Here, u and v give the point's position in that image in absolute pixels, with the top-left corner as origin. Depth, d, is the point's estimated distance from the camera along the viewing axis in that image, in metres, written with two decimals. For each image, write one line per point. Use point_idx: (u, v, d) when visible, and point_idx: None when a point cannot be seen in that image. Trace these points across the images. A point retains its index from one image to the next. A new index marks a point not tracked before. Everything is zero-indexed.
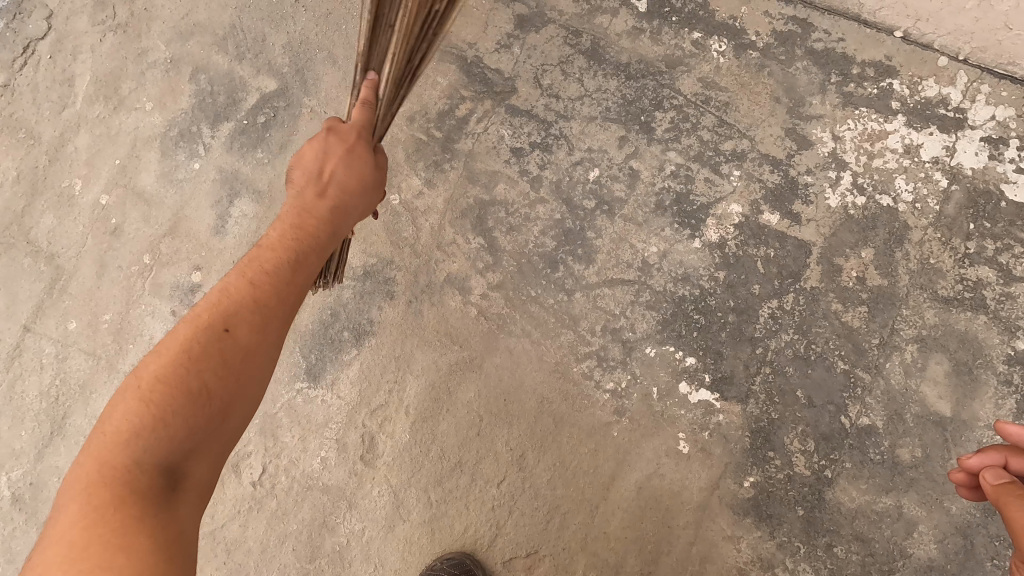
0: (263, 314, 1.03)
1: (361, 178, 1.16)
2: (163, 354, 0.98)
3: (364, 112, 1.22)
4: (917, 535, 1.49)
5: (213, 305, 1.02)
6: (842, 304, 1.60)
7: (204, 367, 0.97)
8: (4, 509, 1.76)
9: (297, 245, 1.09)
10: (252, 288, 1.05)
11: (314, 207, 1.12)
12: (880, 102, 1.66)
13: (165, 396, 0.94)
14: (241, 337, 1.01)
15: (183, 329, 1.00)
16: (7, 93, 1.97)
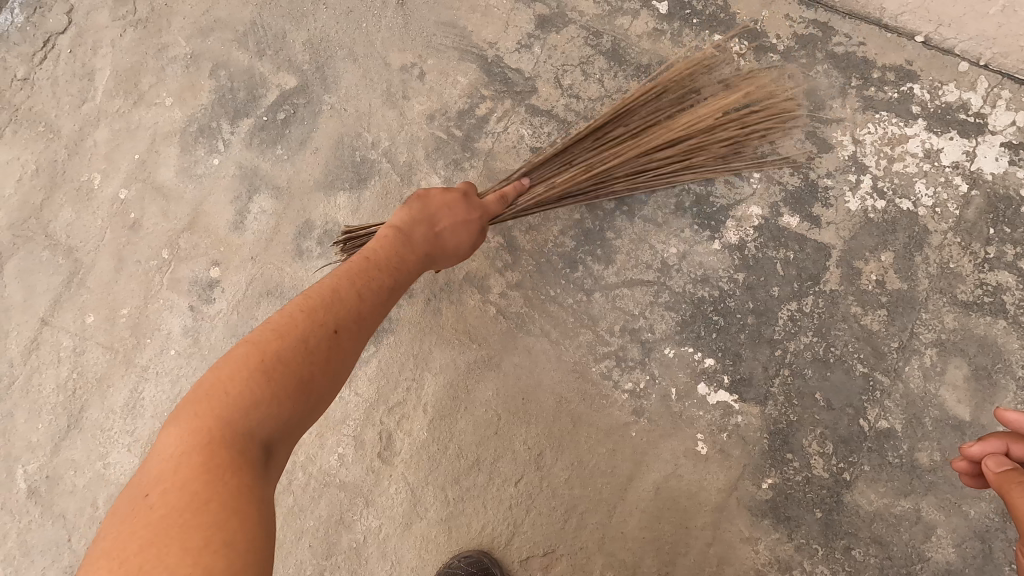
0: (371, 319, 1.26)
1: (461, 243, 1.46)
2: (284, 340, 1.10)
3: (495, 207, 1.53)
4: (936, 539, 1.49)
5: (331, 308, 1.18)
6: (861, 307, 1.60)
7: (317, 360, 1.12)
8: (20, 501, 1.77)
9: (400, 272, 1.35)
10: (358, 296, 1.24)
11: (417, 242, 1.41)
12: (901, 107, 1.67)
13: (285, 378, 1.07)
14: (349, 340, 1.18)
15: (299, 322, 1.14)
16: (27, 86, 1.98)
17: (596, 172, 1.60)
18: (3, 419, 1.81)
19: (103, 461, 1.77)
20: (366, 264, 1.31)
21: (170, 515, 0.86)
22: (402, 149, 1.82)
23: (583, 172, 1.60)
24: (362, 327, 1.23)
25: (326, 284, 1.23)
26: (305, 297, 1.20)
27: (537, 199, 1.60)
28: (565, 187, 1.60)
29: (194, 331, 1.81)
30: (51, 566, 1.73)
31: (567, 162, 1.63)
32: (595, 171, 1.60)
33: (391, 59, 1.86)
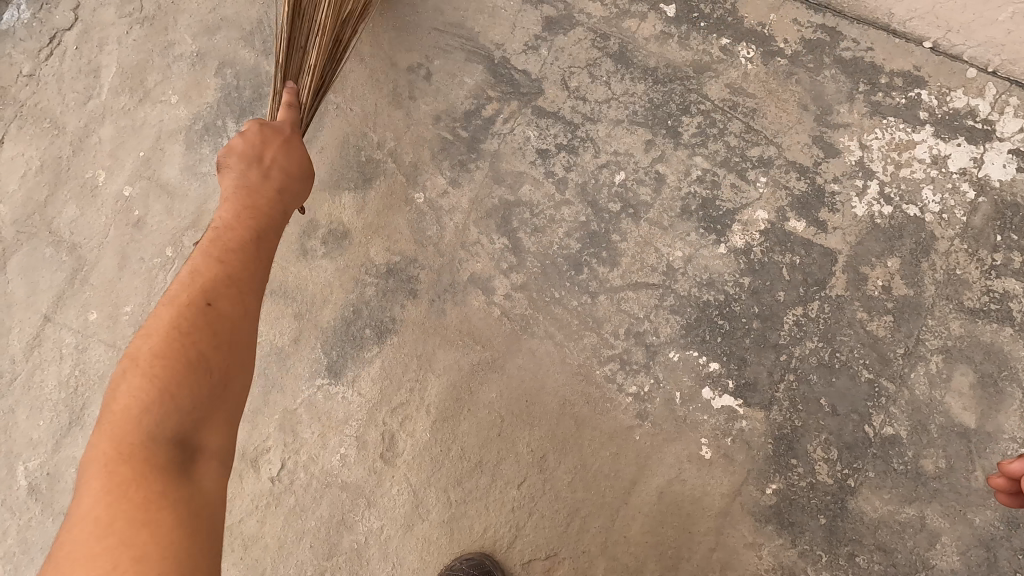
0: (250, 278, 1.21)
1: (295, 165, 1.38)
2: (154, 337, 1.09)
3: (290, 113, 1.45)
4: (940, 547, 1.48)
5: (190, 287, 1.15)
6: (867, 313, 1.59)
7: (196, 338, 1.09)
8: (20, 499, 1.76)
9: (256, 225, 1.28)
10: (222, 265, 1.19)
11: (262, 190, 1.33)
12: (908, 112, 1.66)
13: (166, 370, 1.06)
14: (226, 305, 1.15)
15: (166, 313, 1.11)
16: (32, 82, 1.97)
17: (319, 59, 1.57)
18: (4, 416, 1.80)
19: None
20: (217, 232, 1.25)
21: (82, 542, 0.89)
22: (407, 149, 1.82)
23: (311, 67, 1.56)
24: (243, 288, 1.19)
25: (186, 269, 1.19)
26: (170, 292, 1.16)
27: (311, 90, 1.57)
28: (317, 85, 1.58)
29: None
30: None
31: (302, 47, 1.57)
32: (319, 59, 1.57)
33: (397, 59, 1.86)
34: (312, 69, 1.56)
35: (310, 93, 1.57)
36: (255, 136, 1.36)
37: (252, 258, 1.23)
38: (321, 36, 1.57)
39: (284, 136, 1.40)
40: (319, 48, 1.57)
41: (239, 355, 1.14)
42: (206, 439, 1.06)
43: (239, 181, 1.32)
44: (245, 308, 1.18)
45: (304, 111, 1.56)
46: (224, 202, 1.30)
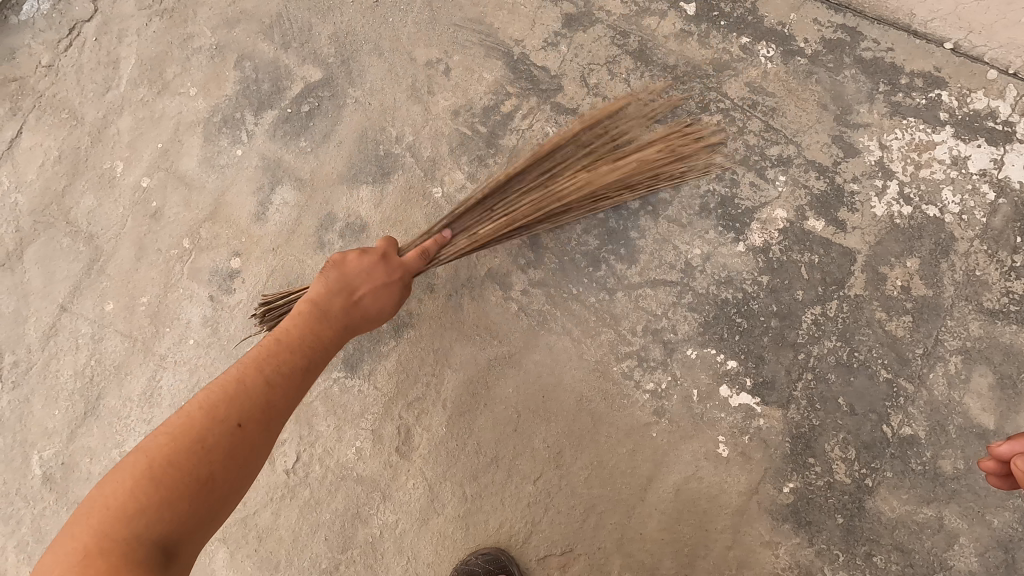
0: (284, 407, 1.27)
1: (383, 309, 1.45)
2: (176, 438, 1.13)
3: (416, 261, 1.51)
4: (958, 548, 1.48)
5: (234, 401, 1.20)
6: (886, 313, 1.59)
7: (213, 458, 1.13)
8: (35, 488, 1.76)
9: (313, 349, 1.35)
10: (265, 387, 1.25)
11: (334, 314, 1.40)
12: (928, 113, 1.66)
13: (177, 475, 1.09)
14: (252, 429, 1.20)
15: (197, 416, 1.17)
16: (51, 73, 1.98)
17: (520, 220, 1.58)
18: (20, 405, 1.80)
19: (118, 449, 1.76)
20: (277, 346, 1.32)
21: None
22: (426, 144, 1.82)
23: (518, 223, 1.58)
24: (273, 417, 1.24)
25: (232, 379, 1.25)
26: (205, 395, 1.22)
27: (478, 241, 1.59)
28: (504, 229, 1.58)
29: (213, 321, 1.80)
30: None
31: (488, 208, 1.60)
32: (518, 221, 1.58)
33: (416, 54, 1.87)
34: (470, 238, 1.58)
35: (453, 256, 1.59)
36: (364, 263, 1.44)
37: (297, 386, 1.30)
38: (542, 205, 1.57)
39: (389, 267, 1.46)
40: (539, 211, 1.58)
41: (241, 477, 1.18)
42: (183, 553, 1.07)
43: (319, 297, 1.40)
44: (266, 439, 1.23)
45: (466, 246, 1.59)
46: (297, 309, 1.39)
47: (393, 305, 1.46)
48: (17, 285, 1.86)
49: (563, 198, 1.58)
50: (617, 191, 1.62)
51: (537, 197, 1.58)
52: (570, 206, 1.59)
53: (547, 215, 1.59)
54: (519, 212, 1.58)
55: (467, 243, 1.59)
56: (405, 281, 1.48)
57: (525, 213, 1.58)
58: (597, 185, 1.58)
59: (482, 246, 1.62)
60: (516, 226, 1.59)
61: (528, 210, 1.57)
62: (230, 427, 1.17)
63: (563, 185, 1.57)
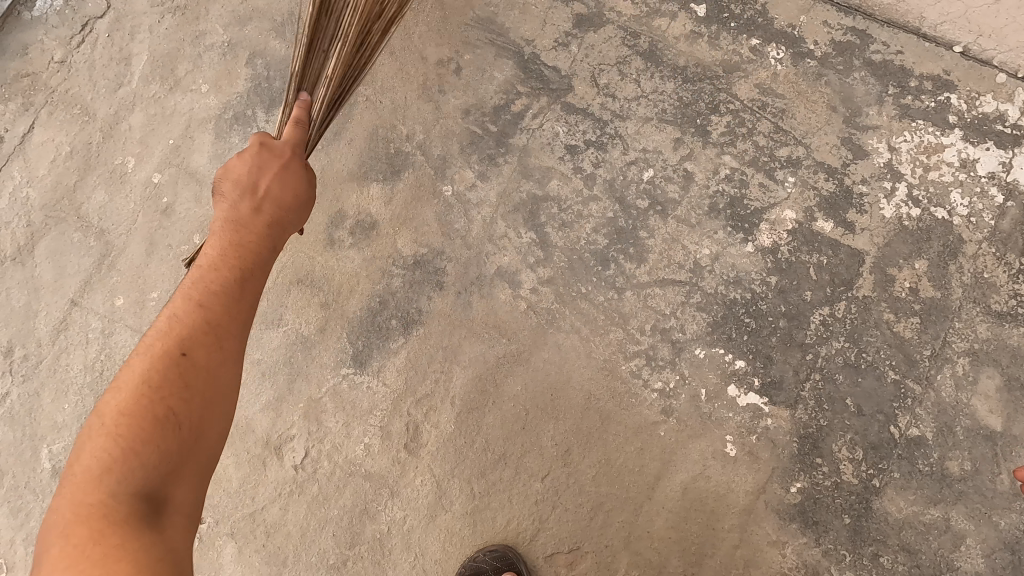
0: (237, 320, 1.09)
1: (299, 190, 1.23)
2: (125, 390, 0.99)
3: (296, 131, 1.30)
4: (965, 549, 1.48)
5: (168, 334, 1.04)
6: (894, 314, 1.60)
7: (167, 391, 0.99)
8: (45, 481, 1.76)
9: (241, 260, 1.13)
10: (200, 309, 1.06)
11: (252, 221, 1.17)
12: (937, 116, 1.67)
13: (133, 424, 0.96)
14: (199, 354, 1.03)
15: (139, 363, 1.01)
16: (64, 68, 1.99)
17: (342, 64, 1.35)
18: (30, 399, 1.81)
19: None
20: (198, 272, 1.11)
21: None
22: (436, 142, 1.83)
23: (339, 76, 1.36)
24: (223, 334, 1.07)
25: (162, 316, 1.07)
26: (143, 341, 1.05)
27: (327, 97, 1.37)
28: (330, 87, 1.36)
29: None
30: None
31: (323, 51, 1.36)
32: (341, 58, 1.35)
33: (427, 53, 1.87)
34: (329, 81, 1.35)
35: (323, 109, 1.37)
36: (250, 160, 1.21)
37: (242, 299, 1.11)
38: (347, 43, 1.34)
39: (286, 156, 1.25)
40: (343, 56, 1.35)
41: (216, 406, 1.03)
42: (176, 498, 0.95)
43: (228, 210, 1.17)
44: (226, 356, 1.06)
45: (325, 114, 1.38)
46: (212, 233, 1.16)
47: (307, 191, 1.25)
48: (28, 279, 1.87)
49: (372, 13, 1.36)
50: (391, 14, 1.41)
51: (331, 39, 1.36)
52: (368, 40, 1.38)
53: (343, 54, 1.35)
54: (339, 59, 1.35)
55: (328, 113, 1.39)
56: (301, 166, 1.26)
57: (338, 66, 1.35)
58: (373, 2, 1.35)
59: (333, 108, 1.40)
60: (339, 79, 1.36)
61: (339, 51, 1.35)
62: (173, 359, 1.01)
63: (341, 19, 1.34)
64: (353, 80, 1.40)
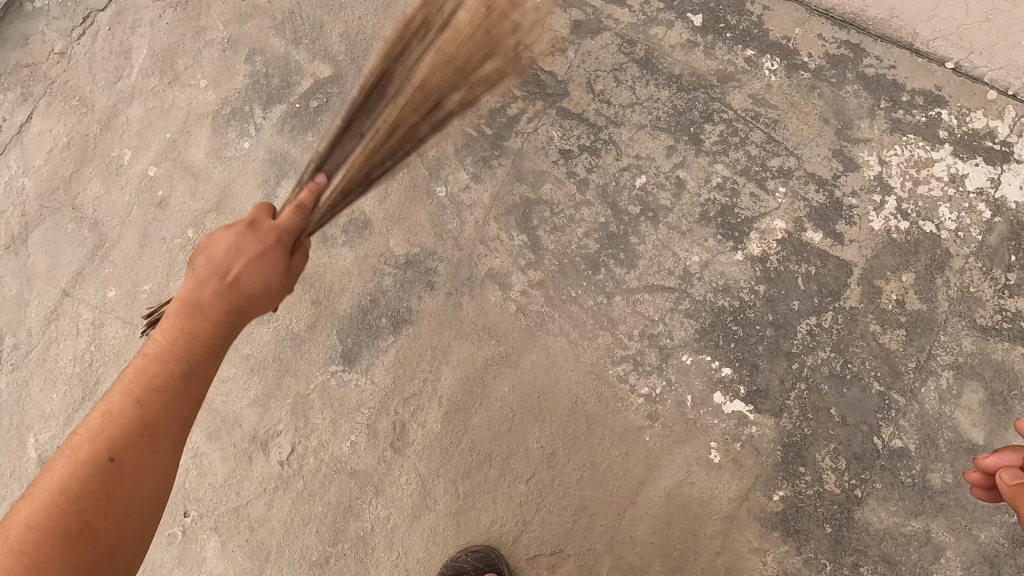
0: (176, 421, 1.00)
1: (270, 283, 1.07)
2: (39, 500, 0.93)
3: (295, 216, 1.15)
4: (945, 561, 1.49)
5: (96, 437, 0.97)
6: (880, 326, 1.61)
7: (85, 503, 0.93)
8: (29, 470, 1.75)
9: (192, 356, 1.02)
10: (137, 410, 0.98)
11: (209, 306, 1.03)
12: (928, 131, 1.69)
13: (44, 538, 0.91)
14: (125, 459, 0.96)
15: (61, 467, 0.96)
16: (64, 60, 2.00)
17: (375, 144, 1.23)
18: (18, 387, 1.80)
19: None
20: (145, 360, 1.02)
21: None
22: (431, 143, 1.84)
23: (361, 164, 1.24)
24: (157, 441, 0.98)
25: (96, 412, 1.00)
26: (71, 439, 1.00)
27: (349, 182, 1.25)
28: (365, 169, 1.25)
29: None
30: None
31: (358, 132, 1.26)
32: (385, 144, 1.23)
33: None
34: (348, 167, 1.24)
35: (332, 201, 1.25)
36: (226, 240, 1.05)
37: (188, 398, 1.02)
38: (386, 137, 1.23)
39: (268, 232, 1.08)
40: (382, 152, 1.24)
41: (137, 519, 0.97)
42: None
43: (189, 291, 1.04)
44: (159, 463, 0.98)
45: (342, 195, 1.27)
46: (166, 319, 1.05)
47: (287, 276, 1.11)
48: (21, 268, 1.88)
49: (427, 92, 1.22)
50: (442, 113, 1.26)
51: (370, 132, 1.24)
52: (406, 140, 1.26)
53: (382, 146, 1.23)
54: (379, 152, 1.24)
55: (340, 196, 1.26)
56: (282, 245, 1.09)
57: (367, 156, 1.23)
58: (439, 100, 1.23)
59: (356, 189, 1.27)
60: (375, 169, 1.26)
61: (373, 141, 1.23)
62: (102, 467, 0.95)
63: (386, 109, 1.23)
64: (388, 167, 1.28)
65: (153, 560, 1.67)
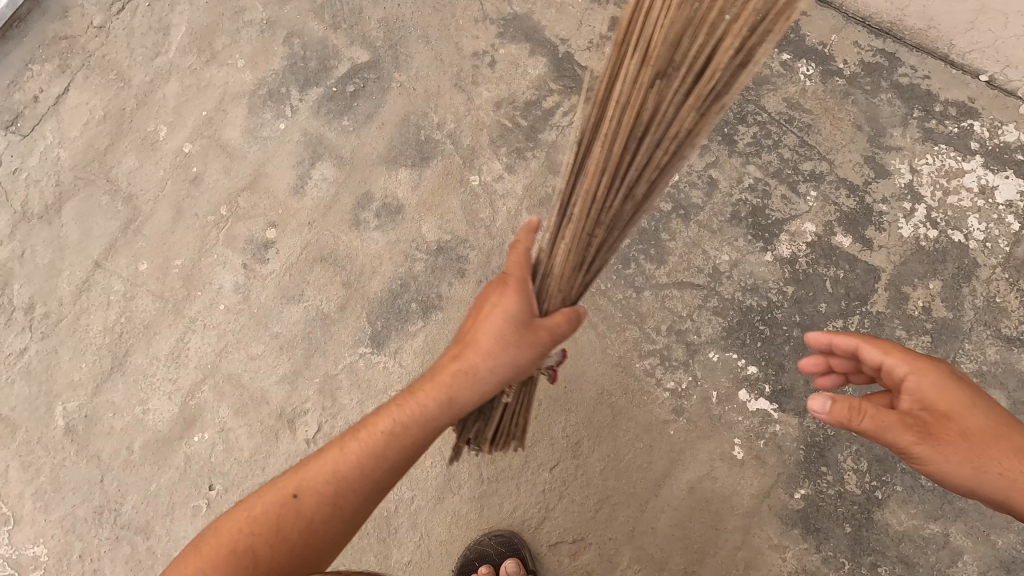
0: (367, 480, 1.05)
1: (497, 362, 1.03)
2: (245, 510, 1.05)
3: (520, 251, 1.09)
4: (962, 565, 1.51)
5: (297, 472, 1.07)
6: (906, 332, 1.63)
7: (261, 528, 1.02)
8: (56, 438, 1.76)
9: (406, 423, 1.05)
10: (339, 459, 1.05)
11: (441, 374, 1.06)
12: (960, 142, 1.71)
13: (225, 548, 1.01)
14: (310, 501, 1.04)
15: (272, 485, 1.07)
16: (102, 34, 2.03)
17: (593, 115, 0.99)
18: (47, 355, 1.81)
19: (142, 407, 1.77)
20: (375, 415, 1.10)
21: None
22: (467, 132, 1.85)
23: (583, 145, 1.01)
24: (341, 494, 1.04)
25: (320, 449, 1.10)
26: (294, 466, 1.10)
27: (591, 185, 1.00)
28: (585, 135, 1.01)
29: (244, 288, 1.81)
30: (80, 505, 1.72)
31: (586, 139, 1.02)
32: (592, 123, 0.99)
33: (463, 45, 1.92)
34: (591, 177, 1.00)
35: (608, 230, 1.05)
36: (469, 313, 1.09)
37: (389, 454, 1.05)
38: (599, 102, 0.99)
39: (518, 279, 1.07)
40: (610, 134, 0.96)
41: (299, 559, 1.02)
42: None
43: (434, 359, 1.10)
44: (334, 513, 1.04)
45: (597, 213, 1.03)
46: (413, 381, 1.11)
47: (509, 328, 1.03)
48: (54, 238, 1.89)
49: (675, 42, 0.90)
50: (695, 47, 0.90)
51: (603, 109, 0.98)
52: (617, 124, 0.95)
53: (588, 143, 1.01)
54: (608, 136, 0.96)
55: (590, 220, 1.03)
56: (518, 292, 1.05)
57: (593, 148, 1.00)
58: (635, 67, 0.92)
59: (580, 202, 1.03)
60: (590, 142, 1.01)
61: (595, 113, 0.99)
62: (285, 502, 1.04)
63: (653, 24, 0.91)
64: (619, 162, 0.98)
65: (177, 531, 1.69)
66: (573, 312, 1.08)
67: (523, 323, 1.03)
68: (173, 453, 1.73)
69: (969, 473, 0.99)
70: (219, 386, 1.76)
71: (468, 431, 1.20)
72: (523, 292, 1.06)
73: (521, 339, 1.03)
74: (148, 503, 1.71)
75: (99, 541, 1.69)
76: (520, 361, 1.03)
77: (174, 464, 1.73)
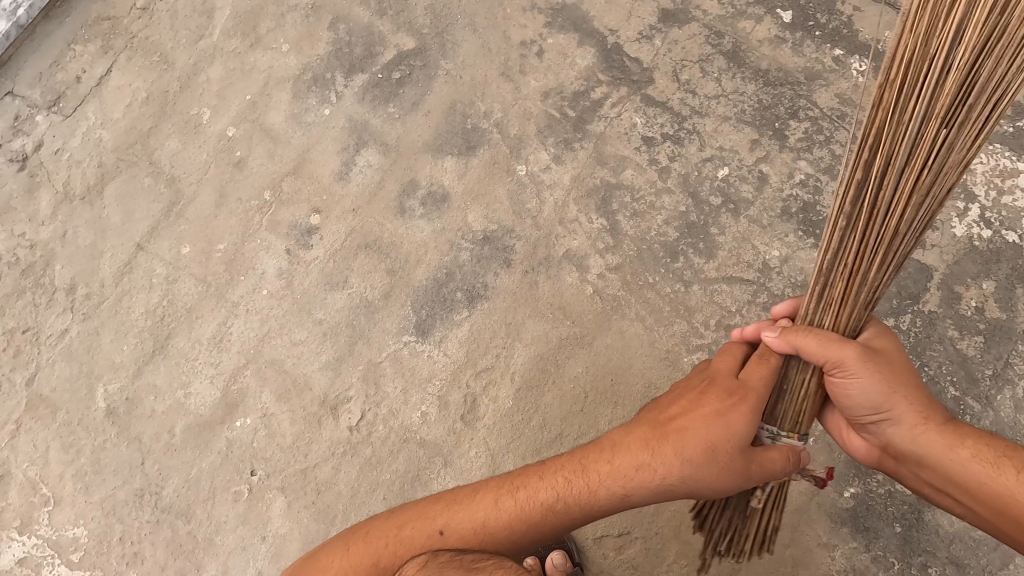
0: (511, 538, 1.06)
1: (705, 476, 1.04)
2: (396, 526, 1.07)
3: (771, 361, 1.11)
4: (1014, 567, 1.49)
5: (451, 505, 1.08)
6: (958, 332, 1.61)
7: (404, 555, 1.04)
8: (97, 420, 1.76)
9: (577, 494, 1.07)
10: (497, 509, 1.07)
11: (628, 458, 1.08)
12: (1015, 141, 1.70)
13: (369, 562, 1.04)
14: (459, 532, 1.05)
15: (426, 504, 1.10)
16: (146, 16, 2.02)
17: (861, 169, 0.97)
18: (88, 336, 1.81)
19: (184, 390, 1.76)
20: (544, 468, 1.12)
21: None
22: (514, 122, 1.84)
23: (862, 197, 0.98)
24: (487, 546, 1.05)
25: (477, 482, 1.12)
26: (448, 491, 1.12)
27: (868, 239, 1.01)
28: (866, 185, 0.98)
29: (288, 274, 1.80)
30: (121, 488, 1.71)
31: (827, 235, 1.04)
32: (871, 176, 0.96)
33: (511, 34, 1.90)
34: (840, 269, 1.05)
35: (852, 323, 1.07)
36: (680, 403, 1.10)
37: (552, 513, 1.07)
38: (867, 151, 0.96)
39: (748, 391, 1.08)
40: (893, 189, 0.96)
41: None
42: None
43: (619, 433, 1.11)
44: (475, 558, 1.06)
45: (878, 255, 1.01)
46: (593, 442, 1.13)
47: (726, 448, 1.03)
48: (96, 219, 1.88)
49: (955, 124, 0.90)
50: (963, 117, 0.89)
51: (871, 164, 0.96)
52: (901, 167, 0.94)
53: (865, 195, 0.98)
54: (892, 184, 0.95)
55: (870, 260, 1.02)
56: (749, 412, 1.05)
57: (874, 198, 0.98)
58: (921, 104, 0.90)
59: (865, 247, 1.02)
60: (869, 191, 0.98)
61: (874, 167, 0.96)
62: (432, 534, 1.05)
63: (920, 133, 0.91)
64: (902, 197, 0.95)
65: (218, 516, 1.68)
66: (790, 451, 1.11)
67: (743, 445, 1.05)
68: (215, 438, 1.72)
69: (879, 391, 1.02)
70: (262, 371, 1.75)
71: (720, 547, 1.38)
72: (752, 411, 1.06)
73: (733, 464, 1.05)
74: (189, 488, 1.70)
75: (139, 525, 1.69)
76: (716, 482, 1.05)
77: (216, 449, 1.72)
